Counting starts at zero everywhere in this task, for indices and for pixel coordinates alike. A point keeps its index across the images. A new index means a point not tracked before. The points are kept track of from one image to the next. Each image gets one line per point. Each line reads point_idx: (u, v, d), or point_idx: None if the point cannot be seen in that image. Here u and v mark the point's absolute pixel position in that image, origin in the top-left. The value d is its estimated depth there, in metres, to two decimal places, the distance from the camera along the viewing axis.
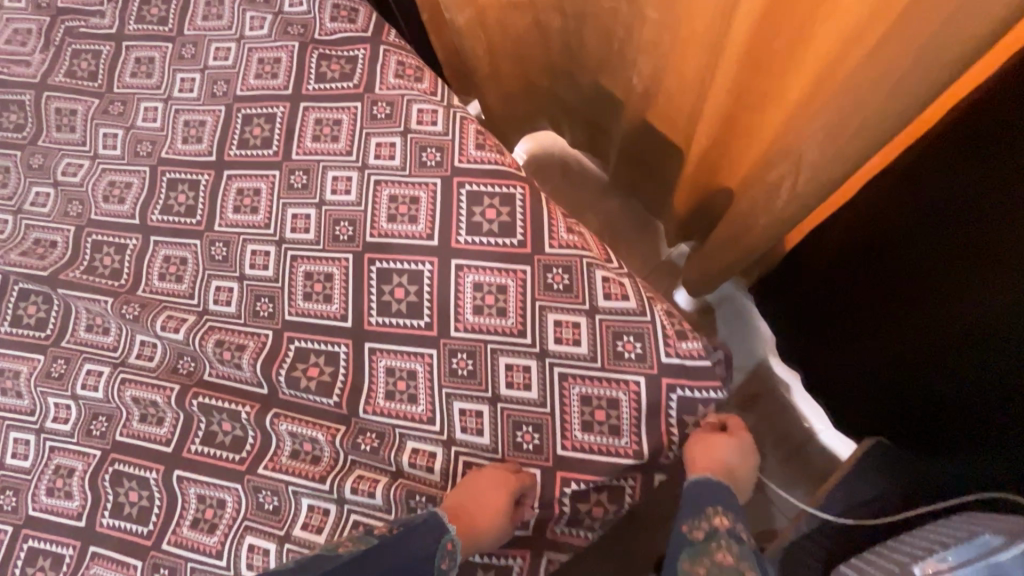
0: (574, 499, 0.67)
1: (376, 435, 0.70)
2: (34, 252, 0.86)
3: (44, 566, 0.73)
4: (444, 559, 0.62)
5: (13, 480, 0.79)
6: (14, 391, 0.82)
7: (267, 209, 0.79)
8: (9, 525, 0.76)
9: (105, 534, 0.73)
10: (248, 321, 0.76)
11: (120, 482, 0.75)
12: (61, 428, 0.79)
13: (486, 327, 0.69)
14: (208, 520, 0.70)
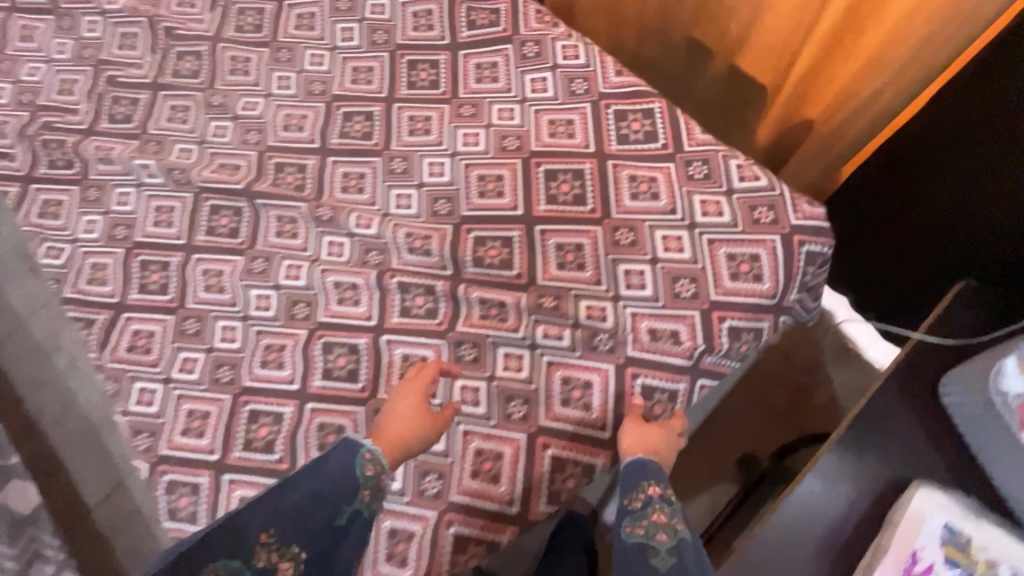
0: (643, 391, 0.77)
1: (472, 346, 0.83)
2: (160, 221, 1.01)
3: (184, 493, 0.83)
4: (366, 467, 0.66)
5: (145, 424, 0.88)
6: (143, 346, 0.93)
7: (371, 188, 0.96)
8: (144, 462, 0.86)
9: (239, 464, 0.83)
10: (357, 266, 0.91)
11: (255, 418, 0.86)
12: (188, 377, 0.90)
13: (568, 279, 0.84)
14: (333, 443, 0.82)
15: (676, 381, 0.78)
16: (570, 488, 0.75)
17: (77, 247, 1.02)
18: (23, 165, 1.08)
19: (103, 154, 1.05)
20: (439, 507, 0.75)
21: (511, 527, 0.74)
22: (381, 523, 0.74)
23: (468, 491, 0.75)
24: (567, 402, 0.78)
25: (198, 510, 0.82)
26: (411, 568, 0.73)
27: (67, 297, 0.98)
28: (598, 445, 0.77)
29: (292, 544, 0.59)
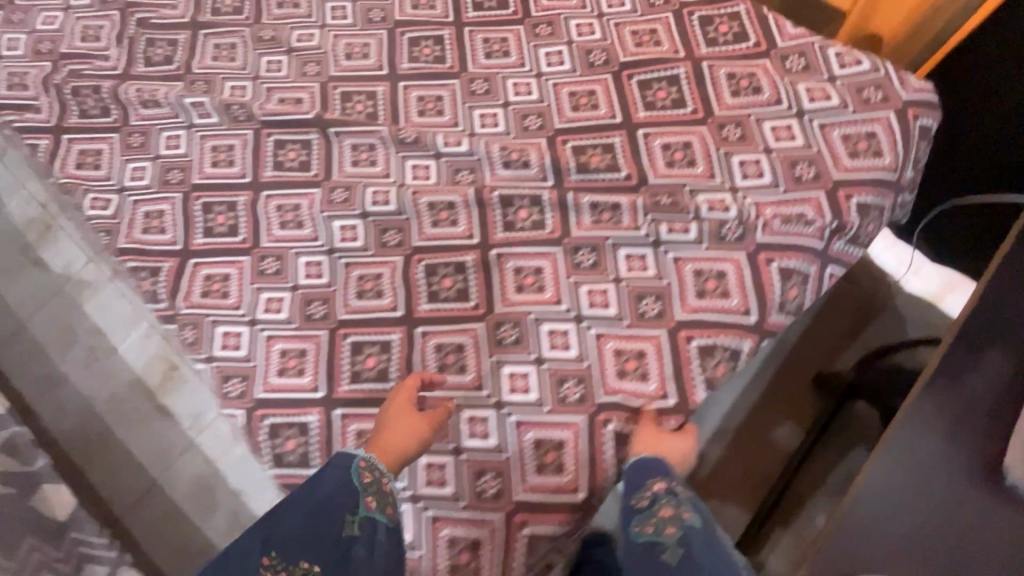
0: (780, 275, 0.76)
1: (592, 252, 0.80)
2: (220, 160, 0.93)
3: (292, 434, 0.77)
4: (363, 476, 0.65)
5: (235, 369, 0.81)
6: (220, 290, 0.85)
7: (451, 110, 0.91)
8: (240, 408, 0.79)
9: (350, 397, 0.77)
10: (448, 185, 0.86)
11: (359, 350, 0.80)
12: (276, 317, 0.83)
13: (681, 176, 0.81)
14: (454, 363, 0.77)
15: (810, 264, 0.76)
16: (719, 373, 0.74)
17: (125, 195, 0.93)
18: (52, 116, 0.99)
19: (147, 97, 0.97)
20: (586, 410, 0.73)
21: (668, 418, 0.73)
22: (527, 434, 0.73)
23: (617, 390, 0.74)
24: (703, 294, 0.76)
25: (312, 450, 0.76)
26: (570, 471, 0.71)
27: (122, 248, 0.89)
28: (743, 329, 0.75)
29: (302, 561, 0.57)
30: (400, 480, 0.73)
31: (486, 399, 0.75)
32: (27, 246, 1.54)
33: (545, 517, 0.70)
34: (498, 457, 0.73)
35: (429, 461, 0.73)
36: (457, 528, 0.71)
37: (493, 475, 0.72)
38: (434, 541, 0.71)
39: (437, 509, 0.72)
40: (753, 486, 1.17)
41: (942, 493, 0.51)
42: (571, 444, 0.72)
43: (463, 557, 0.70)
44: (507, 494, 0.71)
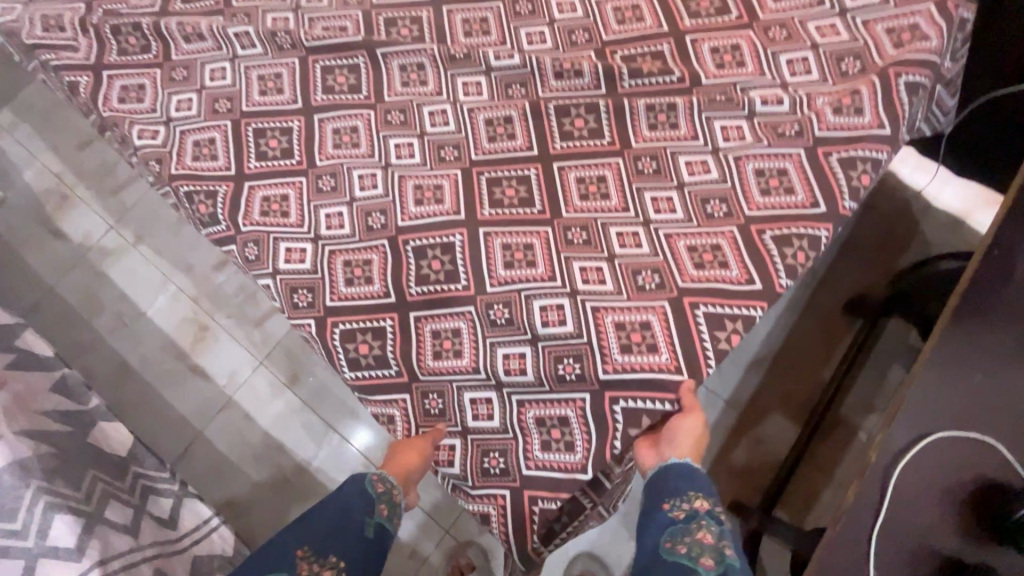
0: (841, 165, 0.76)
1: (652, 160, 0.81)
2: (267, 89, 0.93)
3: (367, 338, 0.78)
4: (377, 486, 0.83)
5: (302, 282, 0.81)
6: (279, 209, 0.85)
7: (497, 29, 0.93)
8: (311, 318, 0.80)
9: (422, 301, 0.78)
10: (501, 100, 0.88)
11: (422, 254, 0.80)
12: (339, 233, 0.83)
13: (732, 75, 0.83)
14: (523, 258, 0.79)
15: (879, 151, 0.76)
16: (800, 260, 0.74)
17: (172, 126, 0.92)
18: (90, 55, 0.97)
19: (190, 31, 0.96)
20: (668, 294, 0.74)
21: (755, 303, 0.73)
22: (606, 318, 0.74)
23: (699, 279, 0.74)
24: (768, 193, 0.76)
25: (388, 350, 0.78)
26: (665, 349, 0.72)
27: (175, 175, 0.89)
28: (815, 218, 0.75)
29: (330, 555, 0.73)
30: (481, 371, 0.75)
31: (560, 288, 0.76)
32: (44, 216, 1.52)
33: (639, 392, 0.71)
34: (577, 340, 0.74)
35: (507, 351, 0.75)
36: (542, 411, 0.73)
37: (573, 359, 0.73)
38: (524, 421, 0.73)
39: (522, 393, 0.74)
40: (795, 406, 1.21)
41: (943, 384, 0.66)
42: (659, 322, 0.73)
43: (555, 434, 0.72)
44: (591, 373, 0.73)
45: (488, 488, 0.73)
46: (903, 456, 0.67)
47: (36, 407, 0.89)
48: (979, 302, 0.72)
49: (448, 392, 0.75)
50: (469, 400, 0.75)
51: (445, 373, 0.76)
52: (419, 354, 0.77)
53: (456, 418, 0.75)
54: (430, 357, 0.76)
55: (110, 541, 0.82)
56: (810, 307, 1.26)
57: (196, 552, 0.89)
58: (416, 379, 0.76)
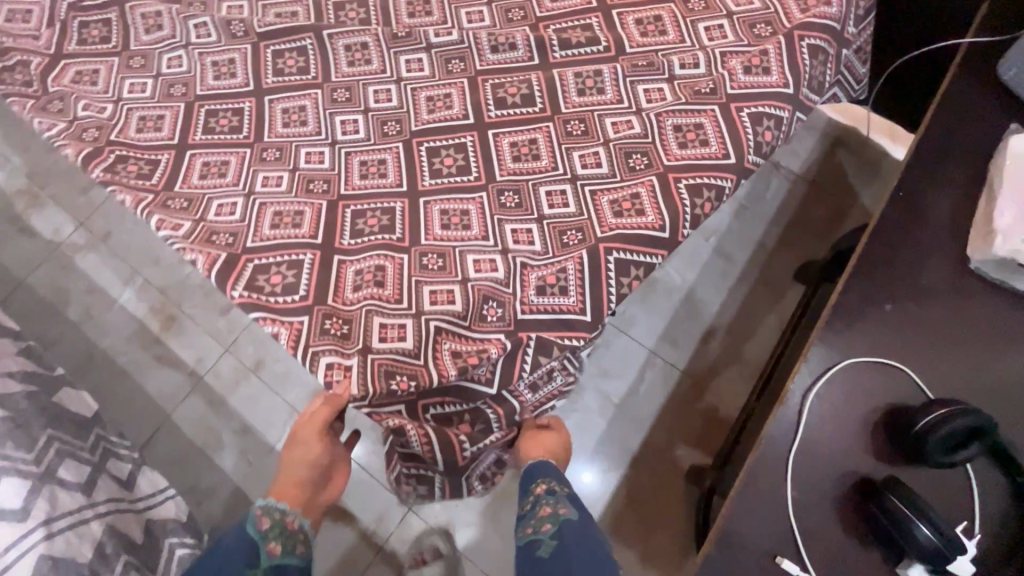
0: (751, 119, 0.81)
1: (580, 122, 0.86)
2: (221, 72, 0.98)
3: (282, 268, 0.81)
4: (262, 522, 0.82)
5: (225, 228, 0.84)
6: (217, 171, 0.89)
7: (439, 9, 0.98)
8: (223, 252, 0.82)
9: (353, 249, 0.82)
10: (442, 76, 0.94)
11: (360, 215, 0.84)
12: (274, 189, 0.87)
13: (654, 43, 0.90)
14: (460, 222, 0.82)
15: (781, 108, 0.82)
16: (706, 210, 0.79)
17: (122, 105, 0.96)
18: (49, 42, 1.01)
19: (151, 22, 1.01)
20: (588, 244, 0.77)
21: (658, 251, 0.78)
22: (532, 273, 0.77)
23: (618, 227, 0.78)
24: (685, 145, 0.81)
25: (302, 280, 0.80)
26: (574, 291, 0.76)
27: (113, 141, 0.91)
28: (724, 167, 0.80)
29: None
30: (401, 300, 0.77)
31: (491, 245, 0.80)
32: (13, 214, 1.54)
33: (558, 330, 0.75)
34: (504, 288, 0.77)
35: (433, 288, 0.78)
36: (458, 344, 0.75)
37: (496, 303, 0.76)
38: (438, 351, 0.75)
39: (443, 322, 0.76)
40: (747, 370, 1.24)
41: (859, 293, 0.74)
42: (574, 266, 0.76)
43: (471, 360, 0.74)
44: (510, 315, 0.76)
45: (388, 406, 0.76)
46: (813, 381, 0.70)
47: (2, 366, 0.95)
48: (887, 239, 0.76)
49: (356, 319, 0.77)
50: (380, 325, 0.76)
51: (361, 301, 0.78)
52: (337, 289, 0.80)
53: (360, 339, 0.76)
54: (348, 289, 0.79)
55: (57, 500, 0.83)
56: (760, 280, 1.31)
57: (149, 514, 0.94)
58: (322, 302, 0.79)
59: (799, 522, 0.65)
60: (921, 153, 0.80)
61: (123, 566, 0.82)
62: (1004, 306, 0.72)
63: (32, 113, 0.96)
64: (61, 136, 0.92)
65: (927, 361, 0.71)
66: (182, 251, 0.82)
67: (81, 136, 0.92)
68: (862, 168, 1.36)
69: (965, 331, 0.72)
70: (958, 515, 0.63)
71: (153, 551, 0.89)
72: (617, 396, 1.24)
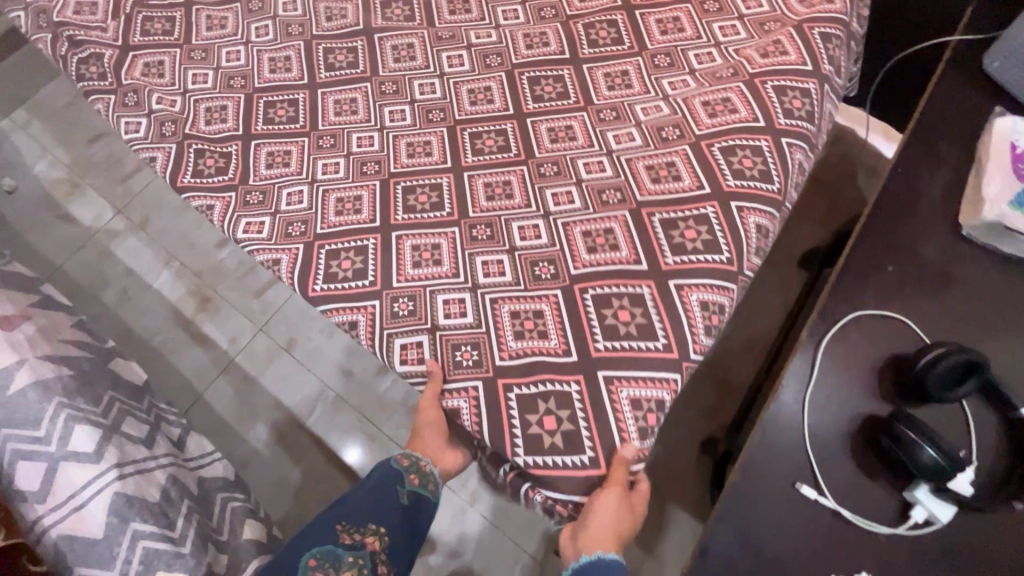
0: (776, 91, 0.90)
1: (613, 111, 0.95)
2: (277, 66, 1.06)
3: (350, 255, 0.87)
4: (403, 460, 0.89)
5: (297, 217, 0.91)
6: (283, 161, 0.96)
7: (477, 8, 1.08)
8: (300, 244, 0.89)
9: (406, 225, 0.90)
10: (482, 70, 1.02)
11: (411, 190, 0.92)
12: (335, 177, 0.95)
13: (675, 39, 0.99)
14: (502, 193, 0.91)
15: (805, 83, 0.90)
16: (747, 164, 0.86)
17: (188, 96, 1.04)
18: (118, 37, 1.09)
19: (215, 23, 1.10)
20: (629, 207, 0.87)
21: (708, 203, 0.85)
22: (575, 230, 0.86)
23: (653, 192, 0.87)
24: (715, 116, 0.90)
25: (370, 265, 0.86)
26: (626, 247, 0.84)
27: (189, 135, 0.99)
28: (756, 129, 0.88)
29: (371, 525, 0.81)
30: (459, 275, 0.85)
31: (534, 211, 0.89)
32: (54, 202, 1.61)
33: (608, 279, 0.82)
34: (550, 249, 0.86)
35: (486, 259, 0.86)
36: (516, 304, 0.82)
37: (547, 263, 0.85)
38: (497, 314, 0.82)
39: (497, 293, 0.84)
40: (756, 349, 1.32)
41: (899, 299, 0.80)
42: (620, 229, 0.85)
43: (528, 324, 0.81)
44: (564, 272, 0.84)
45: (462, 382, 0.79)
46: (826, 332, 0.78)
47: (65, 334, 1.01)
48: (890, 213, 0.85)
49: (421, 297, 0.84)
50: (444, 301, 0.83)
51: (423, 279, 0.85)
52: (400, 265, 0.86)
53: (427, 318, 0.82)
54: (410, 266, 0.86)
55: (126, 450, 0.88)
56: (767, 268, 1.40)
57: (200, 473, 0.98)
58: (388, 286, 0.85)
59: (818, 454, 0.73)
60: (916, 137, 0.89)
61: (187, 509, 0.87)
62: (996, 266, 0.81)
63: (115, 110, 1.04)
64: (147, 135, 1.00)
65: (929, 312, 0.79)
66: (266, 250, 0.89)
67: (162, 133, 1.00)
68: (859, 165, 1.46)
69: (960, 287, 0.80)
70: (959, 443, 0.71)
71: (207, 502, 0.93)
72: None
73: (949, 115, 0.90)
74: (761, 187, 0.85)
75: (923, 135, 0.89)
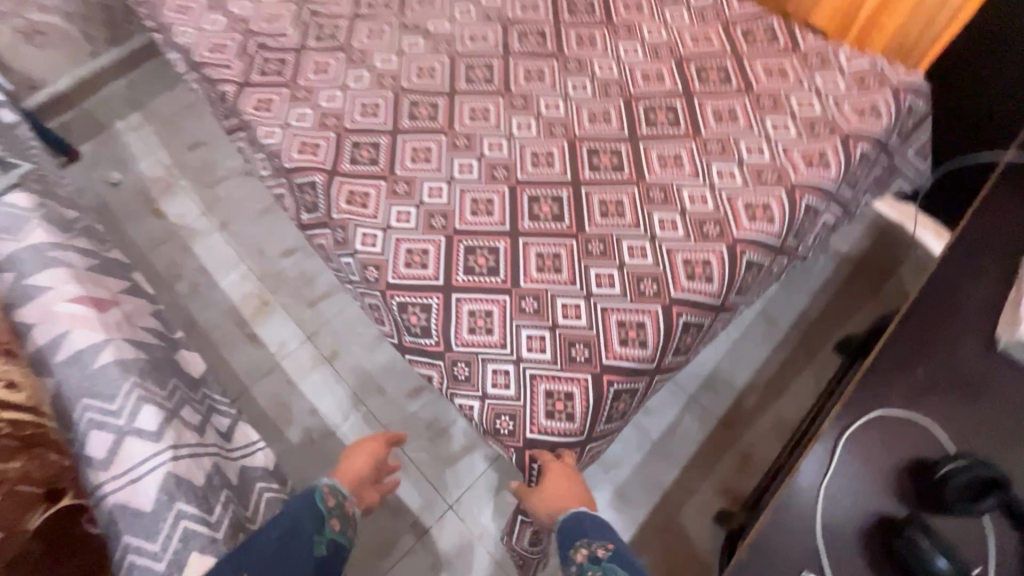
0: (806, 209, 0.97)
1: (661, 191, 1.01)
2: (366, 112, 1.17)
3: (416, 310, 0.95)
4: (329, 497, 0.94)
5: (372, 260, 1.01)
6: (361, 202, 1.05)
7: (550, 79, 1.18)
8: (376, 290, 0.99)
9: (465, 286, 0.95)
10: (546, 137, 1.11)
11: (471, 251, 0.99)
12: (405, 224, 1.03)
13: (727, 129, 1.05)
14: (552, 265, 0.96)
15: (822, 203, 0.99)
16: (746, 282, 0.96)
17: (287, 129, 1.16)
18: (239, 73, 1.25)
19: (320, 68, 1.25)
20: (662, 301, 0.91)
21: (709, 315, 0.94)
22: (612, 316, 0.91)
23: (686, 290, 0.92)
24: (753, 219, 0.96)
25: (432, 323, 0.94)
26: (651, 345, 0.89)
27: (288, 171, 1.12)
28: (769, 249, 0.96)
29: None
30: (506, 346, 0.90)
31: (577, 290, 0.93)
32: (149, 198, 1.80)
33: (628, 375, 0.88)
34: (587, 331, 0.90)
35: (530, 333, 0.91)
36: (551, 384, 0.87)
37: (583, 345, 0.89)
38: (534, 390, 0.87)
39: (536, 368, 0.89)
40: (780, 429, 1.32)
41: (929, 407, 0.80)
42: (651, 323, 0.89)
43: (558, 405, 0.86)
44: (596, 357, 0.88)
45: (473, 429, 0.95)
46: (848, 427, 0.80)
47: (143, 321, 1.14)
48: (925, 321, 0.87)
49: (475, 363, 0.91)
50: (492, 370, 0.90)
51: (476, 347, 0.91)
52: (456, 328, 0.93)
53: (479, 385, 0.90)
54: (465, 331, 0.92)
55: (181, 434, 0.97)
56: (798, 347, 1.41)
57: (243, 463, 1.05)
58: (450, 348, 0.92)
59: (828, 545, 0.73)
60: (959, 250, 0.91)
61: (225, 498, 0.94)
62: None
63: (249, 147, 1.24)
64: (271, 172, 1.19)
65: (957, 419, 0.80)
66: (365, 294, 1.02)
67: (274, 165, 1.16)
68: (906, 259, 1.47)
69: (988, 400, 0.81)
70: (975, 557, 0.71)
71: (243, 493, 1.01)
72: (654, 432, 1.33)
73: (996, 230, 0.92)
74: (735, 303, 0.98)
75: (964, 248, 0.91)
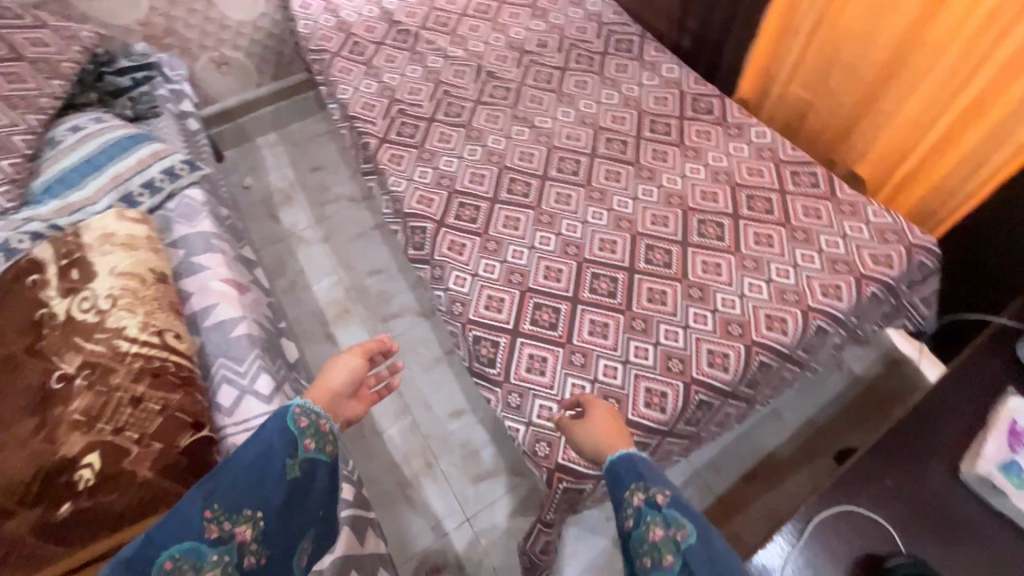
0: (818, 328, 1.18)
1: (699, 290, 1.24)
2: (474, 180, 1.47)
3: (488, 344, 1.19)
4: (301, 420, 0.88)
5: (459, 298, 1.27)
6: (458, 251, 1.33)
7: (625, 181, 1.46)
8: (457, 321, 1.24)
9: (528, 334, 1.20)
10: (614, 227, 1.36)
11: (539, 308, 1.23)
12: (490, 275, 1.29)
13: (764, 251, 1.28)
14: (601, 331, 1.19)
15: (833, 326, 1.20)
16: (756, 377, 1.17)
17: (411, 183, 1.47)
18: (382, 131, 1.59)
19: (444, 138, 1.57)
20: (684, 379, 1.12)
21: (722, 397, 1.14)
22: (641, 382, 1.12)
23: (706, 373, 1.12)
24: (771, 328, 1.17)
25: (497, 357, 1.18)
26: (669, 412, 1.09)
27: (406, 215, 1.42)
28: (780, 354, 1.17)
29: (243, 509, 0.79)
30: (553, 388, 1.13)
31: (617, 355, 1.16)
32: (271, 205, 2.16)
33: (646, 432, 1.09)
34: (619, 390, 1.12)
35: (574, 382, 1.13)
36: None
37: (614, 400, 1.11)
38: None
39: None
40: (772, 517, 1.46)
41: (890, 512, 0.97)
42: (672, 394, 1.10)
43: None
44: (623, 412, 1.09)
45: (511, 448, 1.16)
46: (817, 514, 0.97)
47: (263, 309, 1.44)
48: (902, 442, 1.04)
49: (525, 396, 1.13)
50: (539, 404, 1.12)
51: (529, 384, 1.14)
52: (516, 365, 1.16)
53: (526, 414, 1.12)
54: (522, 369, 1.15)
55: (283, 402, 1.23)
56: (800, 448, 1.56)
57: None
58: (508, 379, 1.15)
59: None
60: (941, 389, 1.09)
61: None
62: (984, 513, 0.97)
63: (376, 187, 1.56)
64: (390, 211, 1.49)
65: (912, 528, 0.96)
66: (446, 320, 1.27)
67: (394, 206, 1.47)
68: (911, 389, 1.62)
69: (942, 517, 0.96)
70: None
71: None
72: None
73: (976, 381, 1.09)
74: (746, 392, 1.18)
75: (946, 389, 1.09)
